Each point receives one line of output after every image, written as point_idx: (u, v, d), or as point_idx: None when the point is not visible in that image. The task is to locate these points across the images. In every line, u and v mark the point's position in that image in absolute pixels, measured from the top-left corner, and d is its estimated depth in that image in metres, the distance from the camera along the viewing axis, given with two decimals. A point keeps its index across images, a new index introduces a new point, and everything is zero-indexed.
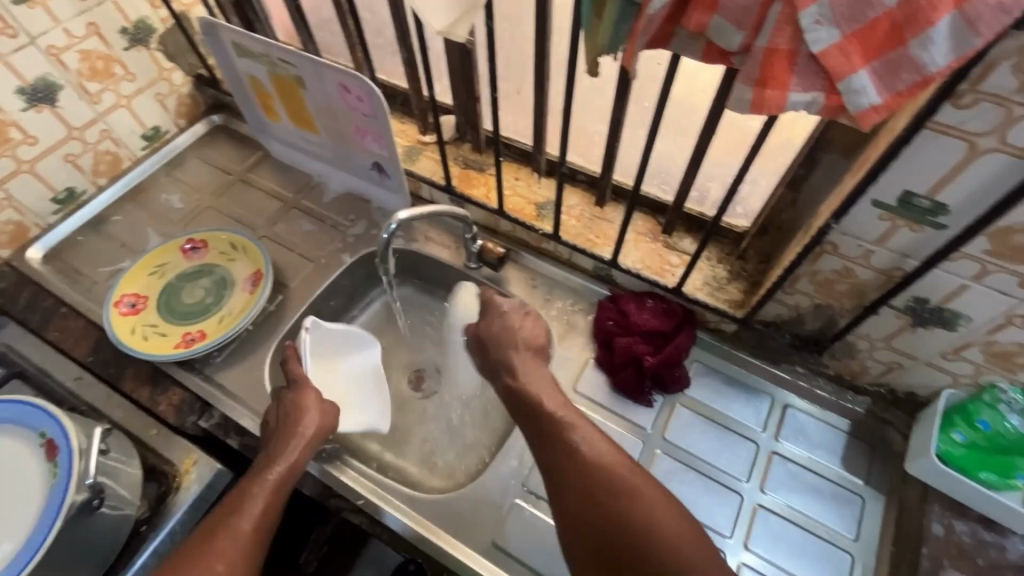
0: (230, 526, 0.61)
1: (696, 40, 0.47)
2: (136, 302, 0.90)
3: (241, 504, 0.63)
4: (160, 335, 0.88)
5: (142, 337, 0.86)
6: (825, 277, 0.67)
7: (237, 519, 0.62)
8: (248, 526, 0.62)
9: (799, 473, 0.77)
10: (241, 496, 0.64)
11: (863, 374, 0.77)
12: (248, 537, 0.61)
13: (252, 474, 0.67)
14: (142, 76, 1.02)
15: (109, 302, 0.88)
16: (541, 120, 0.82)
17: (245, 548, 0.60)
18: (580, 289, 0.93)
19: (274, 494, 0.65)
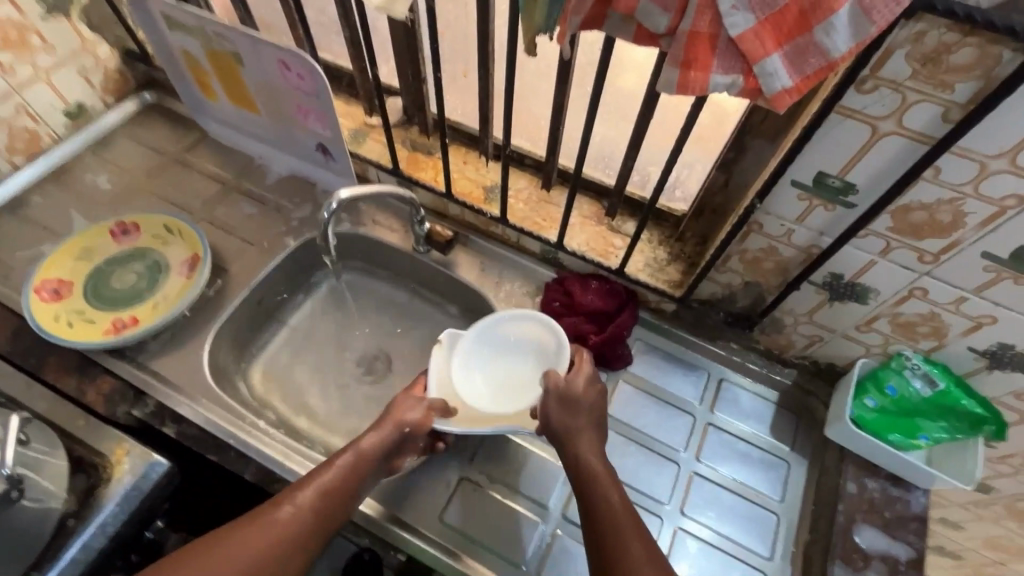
0: (296, 500, 0.62)
1: (627, 22, 0.49)
2: (60, 288, 0.85)
3: (312, 479, 0.64)
4: (88, 321, 0.83)
5: (67, 325, 0.82)
6: (753, 255, 0.71)
7: (304, 491, 0.63)
8: (311, 503, 0.62)
9: (731, 442, 0.82)
10: (319, 471, 0.65)
11: (789, 348, 0.82)
12: (308, 517, 0.61)
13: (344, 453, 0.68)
14: (62, 48, 0.96)
15: (29, 287, 0.83)
16: (487, 103, 0.83)
17: (305, 529, 0.61)
18: (528, 272, 0.94)
19: (347, 478, 0.65)
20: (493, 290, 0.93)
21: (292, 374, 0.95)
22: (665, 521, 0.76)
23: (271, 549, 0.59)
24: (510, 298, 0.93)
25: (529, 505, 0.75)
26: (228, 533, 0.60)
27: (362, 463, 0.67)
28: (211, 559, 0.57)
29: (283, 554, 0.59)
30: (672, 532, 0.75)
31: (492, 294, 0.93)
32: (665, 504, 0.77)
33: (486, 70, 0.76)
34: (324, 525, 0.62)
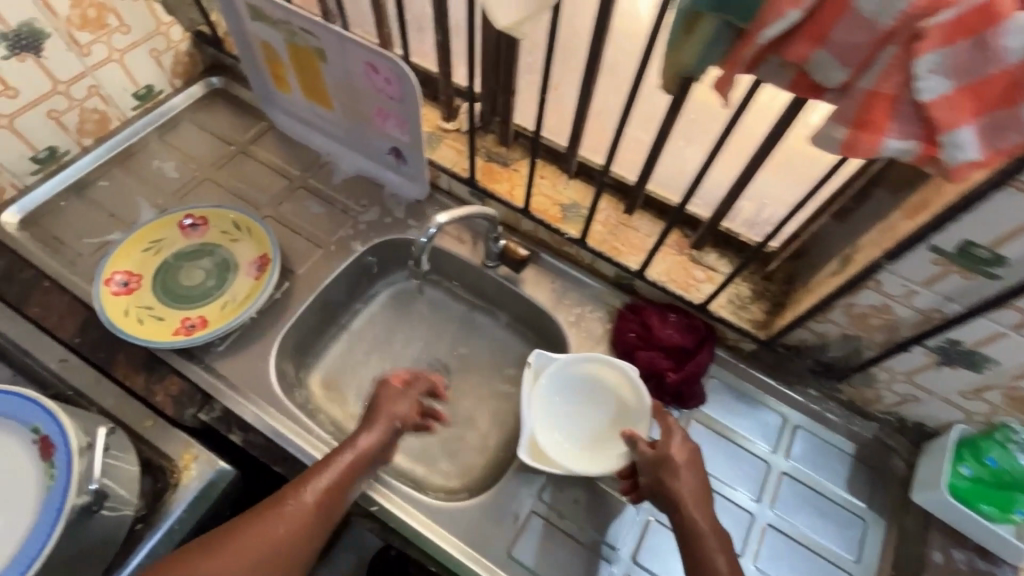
0: (303, 493, 0.62)
1: (787, 69, 0.45)
2: (129, 281, 0.84)
3: (315, 473, 0.64)
4: (157, 319, 0.83)
5: (137, 321, 0.81)
6: (861, 311, 0.67)
7: (301, 491, 0.62)
8: (314, 500, 0.62)
9: (806, 494, 0.79)
10: (321, 465, 0.65)
11: (876, 402, 0.78)
12: (313, 514, 0.62)
13: (340, 447, 0.67)
14: (137, 29, 0.93)
15: (99, 278, 0.82)
16: (581, 122, 0.79)
17: (313, 519, 0.62)
18: (599, 295, 0.91)
19: (351, 471, 0.66)
20: (563, 312, 0.89)
21: (350, 381, 0.92)
22: None
23: (282, 541, 0.60)
24: (581, 323, 0.89)
25: (599, 546, 0.73)
26: (238, 527, 0.60)
27: (363, 456, 0.67)
28: (231, 557, 0.57)
29: (293, 549, 0.60)
30: None
31: (562, 316, 0.89)
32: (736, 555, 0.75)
33: (588, 89, 0.72)
34: (328, 515, 0.63)
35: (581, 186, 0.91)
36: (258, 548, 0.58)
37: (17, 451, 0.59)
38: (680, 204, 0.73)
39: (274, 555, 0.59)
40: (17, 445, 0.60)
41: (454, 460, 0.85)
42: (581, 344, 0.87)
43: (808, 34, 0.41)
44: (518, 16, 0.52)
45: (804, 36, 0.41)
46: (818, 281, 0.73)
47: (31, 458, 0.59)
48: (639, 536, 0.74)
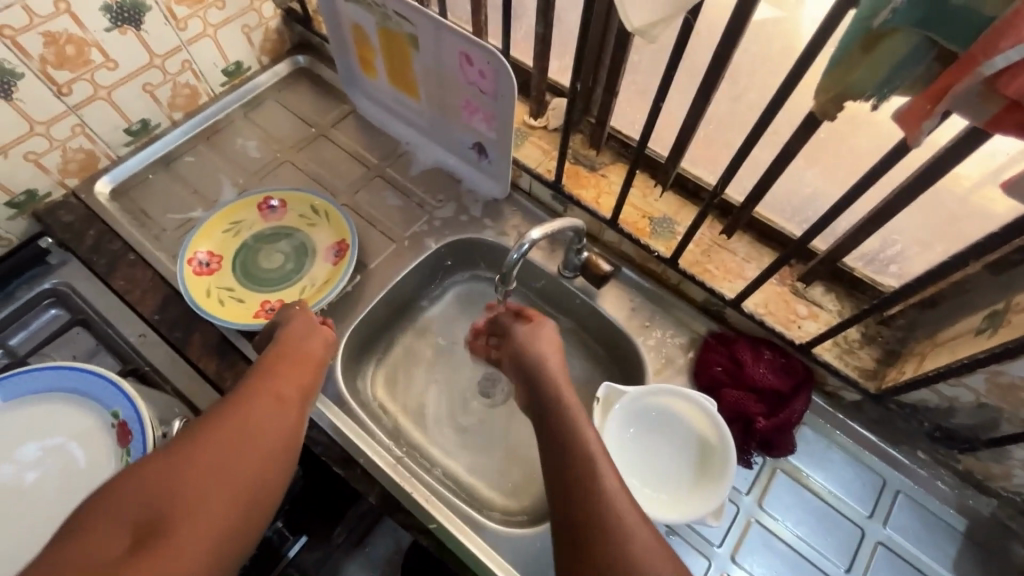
0: (271, 388, 0.58)
1: (991, 99, 0.36)
2: (211, 261, 0.85)
3: (274, 371, 0.61)
4: (237, 300, 0.83)
5: (218, 301, 0.81)
6: (1010, 380, 0.57)
7: (275, 388, 0.58)
8: (288, 397, 0.58)
9: (905, 570, 0.70)
10: (274, 363, 0.62)
11: (1002, 479, 0.68)
12: (292, 411, 0.57)
13: (281, 350, 0.65)
14: (232, 4, 0.91)
15: (182, 258, 0.82)
16: (689, 132, 0.71)
17: (293, 407, 0.57)
18: (683, 319, 0.83)
19: (307, 367, 0.64)
20: (642, 334, 0.83)
21: (410, 379, 0.89)
22: None
23: (272, 426, 0.53)
24: (660, 348, 0.82)
25: None
26: (205, 427, 0.51)
27: (311, 355, 0.66)
28: (212, 455, 0.48)
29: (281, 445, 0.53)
30: None
31: (640, 339, 0.83)
32: None
33: (707, 97, 0.64)
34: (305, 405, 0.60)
35: (674, 200, 0.84)
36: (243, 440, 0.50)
37: (94, 434, 0.60)
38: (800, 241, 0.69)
39: (267, 443, 0.52)
40: (93, 428, 0.60)
41: (515, 476, 0.80)
42: (659, 371, 0.81)
43: None
44: (656, 16, 0.45)
45: None
46: (955, 338, 0.64)
47: (108, 443, 0.59)
48: None
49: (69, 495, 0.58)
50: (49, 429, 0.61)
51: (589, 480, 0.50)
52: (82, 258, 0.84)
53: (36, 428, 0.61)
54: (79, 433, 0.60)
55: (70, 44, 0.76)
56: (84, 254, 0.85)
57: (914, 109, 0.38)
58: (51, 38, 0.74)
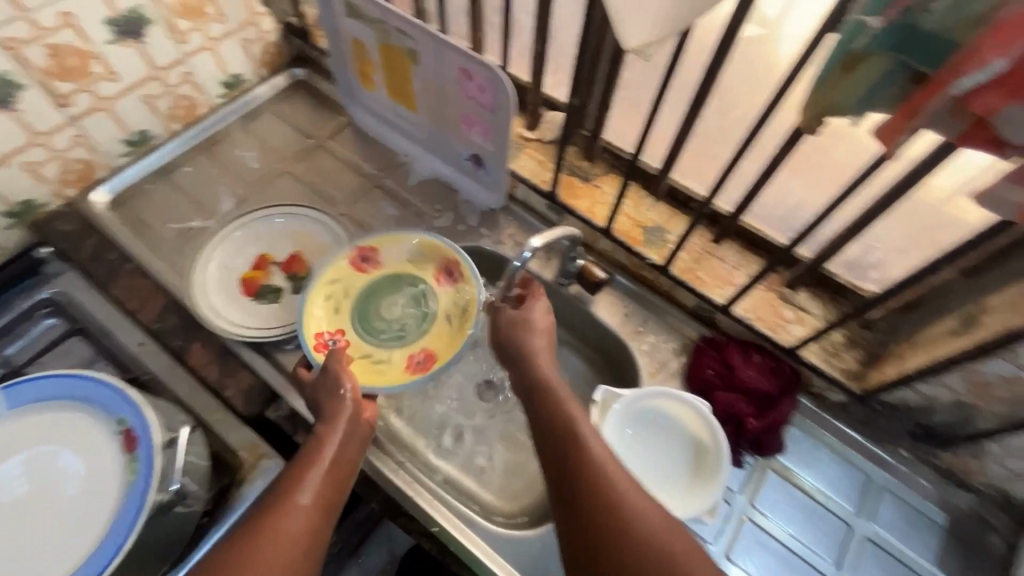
0: (291, 508, 0.58)
1: (959, 118, 0.39)
2: (365, 260, 0.85)
3: (299, 476, 0.60)
4: (335, 304, 0.82)
5: (325, 293, 0.83)
6: (984, 379, 0.61)
7: (294, 512, 0.57)
8: (306, 525, 0.57)
9: (891, 564, 0.72)
10: (301, 467, 0.61)
11: (979, 473, 0.71)
12: (306, 543, 0.57)
13: (310, 454, 0.63)
14: (232, 18, 0.93)
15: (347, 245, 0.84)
16: (679, 145, 0.74)
17: (309, 517, 0.58)
18: (675, 325, 0.86)
19: (335, 466, 0.63)
20: (636, 339, 0.86)
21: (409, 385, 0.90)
22: None
23: (286, 543, 0.55)
24: (653, 353, 0.85)
25: None
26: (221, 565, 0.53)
27: (341, 451, 0.64)
28: None
29: None
30: None
31: (634, 344, 0.85)
32: None
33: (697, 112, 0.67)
34: (328, 509, 0.60)
35: (665, 209, 0.87)
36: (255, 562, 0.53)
37: (100, 442, 0.60)
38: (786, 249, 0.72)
39: None
40: (99, 436, 0.60)
41: (512, 478, 0.82)
42: (653, 375, 0.83)
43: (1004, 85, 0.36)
44: (650, 37, 0.48)
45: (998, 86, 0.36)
46: (931, 339, 0.67)
47: (114, 450, 0.59)
48: None
49: (76, 502, 0.58)
50: (54, 436, 0.61)
51: (595, 476, 0.56)
52: (80, 267, 0.85)
53: (41, 436, 0.61)
54: (83, 441, 0.60)
55: (73, 56, 0.77)
56: (82, 264, 0.85)
57: (891, 126, 0.42)
58: (53, 50, 0.75)
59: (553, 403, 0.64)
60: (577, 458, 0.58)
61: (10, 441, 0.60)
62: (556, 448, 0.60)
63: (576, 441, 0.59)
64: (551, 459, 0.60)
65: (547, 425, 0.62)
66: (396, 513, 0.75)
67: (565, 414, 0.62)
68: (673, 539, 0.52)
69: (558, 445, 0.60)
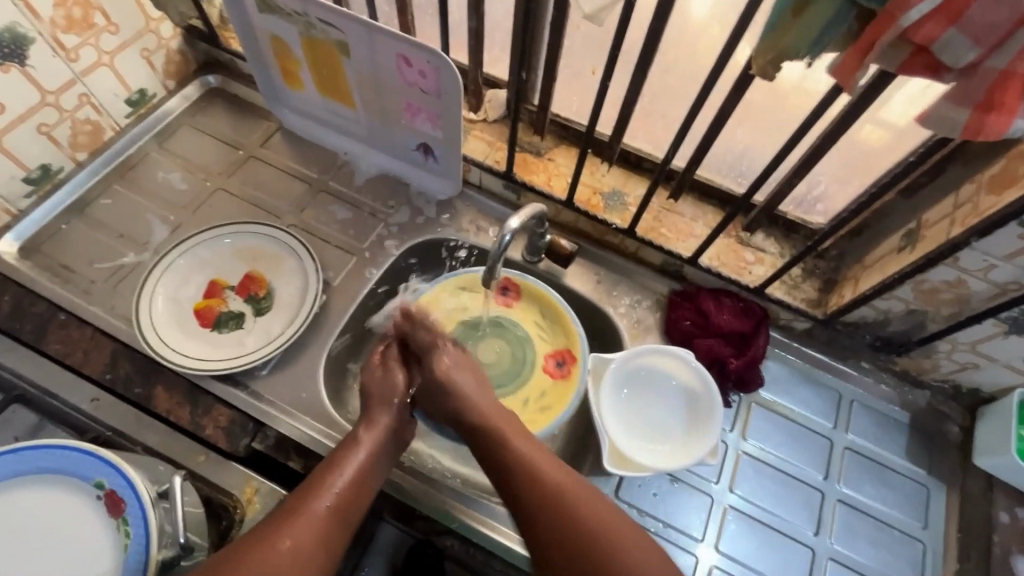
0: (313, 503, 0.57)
1: (902, 49, 0.42)
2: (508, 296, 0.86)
3: (327, 478, 0.60)
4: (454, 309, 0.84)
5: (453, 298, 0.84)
6: (931, 286, 0.67)
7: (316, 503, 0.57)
8: (327, 516, 0.57)
9: (870, 466, 0.80)
10: (331, 470, 0.61)
11: (932, 370, 0.79)
12: (326, 534, 0.56)
13: (343, 450, 0.63)
14: (126, 27, 0.84)
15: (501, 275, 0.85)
16: (629, 106, 0.75)
17: (331, 517, 0.57)
18: (647, 283, 0.89)
19: (362, 474, 0.62)
20: (612, 303, 0.87)
21: None
22: (816, 551, 0.75)
23: (304, 541, 0.54)
24: (631, 314, 0.87)
25: (678, 536, 0.73)
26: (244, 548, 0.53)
27: (372, 462, 0.63)
28: None
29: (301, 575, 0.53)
30: (823, 562, 0.74)
31: (611, 308, 0.87)
32: (812, 535, 0.75)
33: (643, 71, 0.68)
34: (349, 517, 0.59)
35: (621, 173, 0.88)
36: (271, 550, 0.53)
37: (78, 511, 0.54)
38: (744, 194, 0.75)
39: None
40: (75, 505, 0.55)
41: None
42: (634, 335, 0.85)
43: (942, 13, 0.38)
44: (603, 1, 0.48)
45: (937, 14, 0.39)
46: (879, 258, 0.73)
47: (96, 517, 0.54)
48: (717, 526, 0.75)
49: None
50: (22, 515, 0.55)
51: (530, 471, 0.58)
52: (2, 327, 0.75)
53: (6, 518, 0.54)
54: (58, 514, 0.54)
55: None
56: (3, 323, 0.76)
57: (846, 64, 0.44)
58: None
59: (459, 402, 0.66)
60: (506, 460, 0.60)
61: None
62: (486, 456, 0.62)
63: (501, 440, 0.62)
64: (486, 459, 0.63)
65: (472, 428, 0.65)
66: (411, 519, 0.73)
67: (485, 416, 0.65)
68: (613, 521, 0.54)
69: (488, 446, 0.63)
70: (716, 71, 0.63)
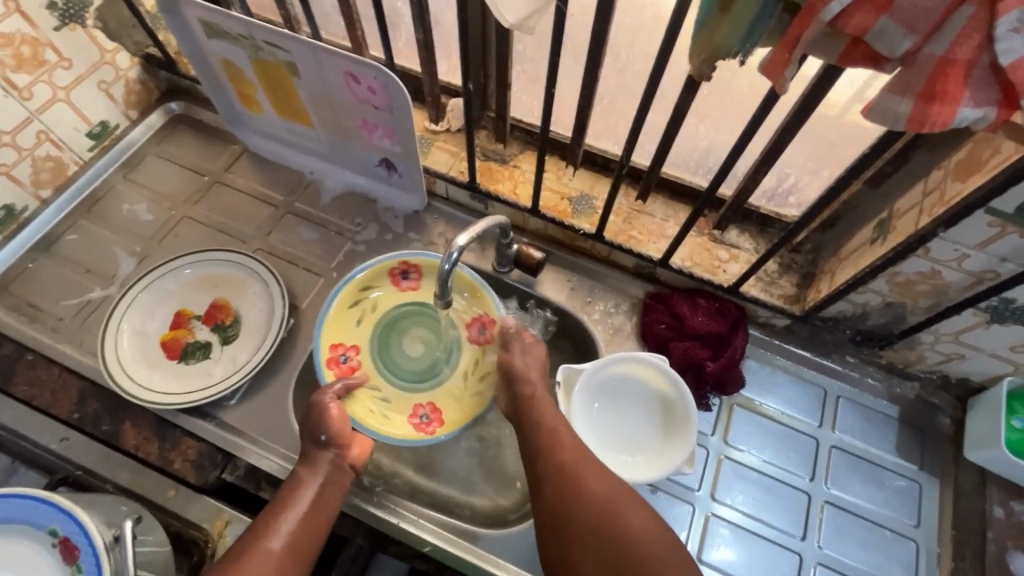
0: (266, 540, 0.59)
1: (837, 39, 0.40)
2: (410, 275, 0.82)
3: (276, 517, 0.61)
4: (358, 317, 0.81)
5: (357, 306, 0.81)
6: (905, 278, 0.65)
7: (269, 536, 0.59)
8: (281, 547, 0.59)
9: (858, 465, 0.77)
10: (276, 513, 0.61)
11: (918, 362, 0.77)
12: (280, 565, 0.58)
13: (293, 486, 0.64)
14: (80, 61, 0.83)
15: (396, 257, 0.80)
16: (586, 109, 0.73)
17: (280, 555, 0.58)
18: (621, 287, 0.86)
19: (313, 508, 0.63)
20: (586, 310, 0.85)
21: None
22: (804, 557, 0.72)
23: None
24: (606, 320, 0.85)
25: None
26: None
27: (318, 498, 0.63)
28: None
29: None
30: (812, 568, 0.72)
31: (585, 315, 0.85)
32: (799, 540, 0.73)
33: (593, 73, 0.66)
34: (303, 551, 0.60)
35: (587, 176, 0.87)
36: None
37: (36, 559, 0.54)
38: (710, 191, 0.72)
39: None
40: (33, 552, 0.54)
41: (493, 477, 0.79)
42: (610, 342, 0.83)
43: (870, 1, 0.36)
44: (526, 10, 0.46)
45: (865, 2, 0.36)
46: (852, 252, 0.70)
47: (53, 565, 0.54)
48: (700, 535, 0.73)
49: None
50: None
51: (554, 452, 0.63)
52: None
53: None
54: (15, 562, 0.54)
55: None
56: None
57: (776, 60, 0.41)
58: None
59: (534, 411, 0.68)
60: (556, 465, 0.62)
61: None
62: (539, 460, 0.63)
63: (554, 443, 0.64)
64: (537, 462, 0.63)
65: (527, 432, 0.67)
66: (385, 543, 0.72)
67: (543, 416, 0.67)
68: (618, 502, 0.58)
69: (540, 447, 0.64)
70: (664, 70, 0.60)
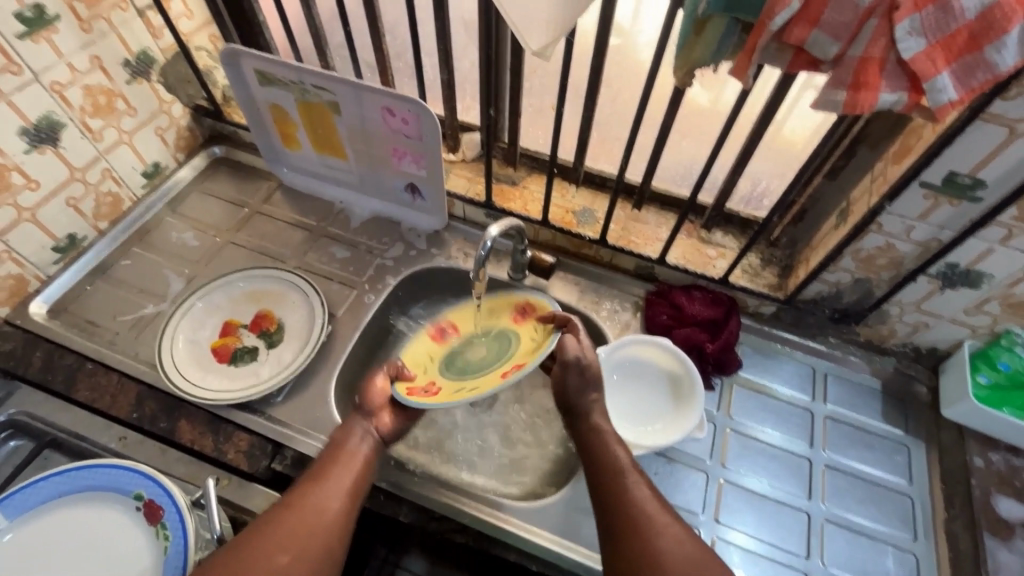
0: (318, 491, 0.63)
1: (784, 51, 0.54)
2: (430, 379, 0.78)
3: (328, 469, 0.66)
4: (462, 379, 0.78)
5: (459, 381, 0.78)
6: (867, 253, 0.76)
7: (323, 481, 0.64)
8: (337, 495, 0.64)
9: (851, 432, 0.85)
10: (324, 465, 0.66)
11: (891, 337, 0.87)
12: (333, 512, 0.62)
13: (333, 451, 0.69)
14: (143, 110, 0.96)
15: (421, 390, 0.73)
16: (588, 131, 0.86)
17: (326, 537, 0.60)
18: (624, 287, 0.97)
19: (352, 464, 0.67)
20: (595, 308, 0.95)
21: None
22: (812, 516, 0.78)
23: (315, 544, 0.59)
24: (614, 317, 0.94)
25: (680, 512, 0.77)
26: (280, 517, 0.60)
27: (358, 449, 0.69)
28: (274, 541, 0.58)
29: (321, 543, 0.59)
30: (820, 525, 0.78)
31: (595, 312, 0.94)
32: (805, 500, 0.79)
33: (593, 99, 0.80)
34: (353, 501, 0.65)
35: (588, 192, 0.99)
36: (285, 543, 0.58)
37: (124, 514, 0.67)
38: (691, 195, 0.84)
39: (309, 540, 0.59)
40: (122, 510, 0.67)
41: (520, 463, 0.86)
42: (619, 335, 0.92)
43: (804, 19, 0.50)
44: (546, 39, 0.57)
45: (800, 20, 0.50)
46: (821, 240, 0.82)
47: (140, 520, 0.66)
48: (714, 501, 0.79)
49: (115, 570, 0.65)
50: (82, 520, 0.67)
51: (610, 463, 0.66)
52: (35, 381, 0.82)
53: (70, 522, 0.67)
54: (109, 517, 0.67)
55: None
56: (36, 377, 0.82)
57: (740, 65, 0.54)
58: None
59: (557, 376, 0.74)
60: (630, 518, 0.60)
61: (34, 538, 0.66)
62: (610, 512, 0.62)
63: (633, 511, 0.60)
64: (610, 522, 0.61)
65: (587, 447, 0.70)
66: (424, 521, 0.77)
67: (619, 469, 0.65)
68: (646, 508, 0.61)
69: (617, 502, 0.62)
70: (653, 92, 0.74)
